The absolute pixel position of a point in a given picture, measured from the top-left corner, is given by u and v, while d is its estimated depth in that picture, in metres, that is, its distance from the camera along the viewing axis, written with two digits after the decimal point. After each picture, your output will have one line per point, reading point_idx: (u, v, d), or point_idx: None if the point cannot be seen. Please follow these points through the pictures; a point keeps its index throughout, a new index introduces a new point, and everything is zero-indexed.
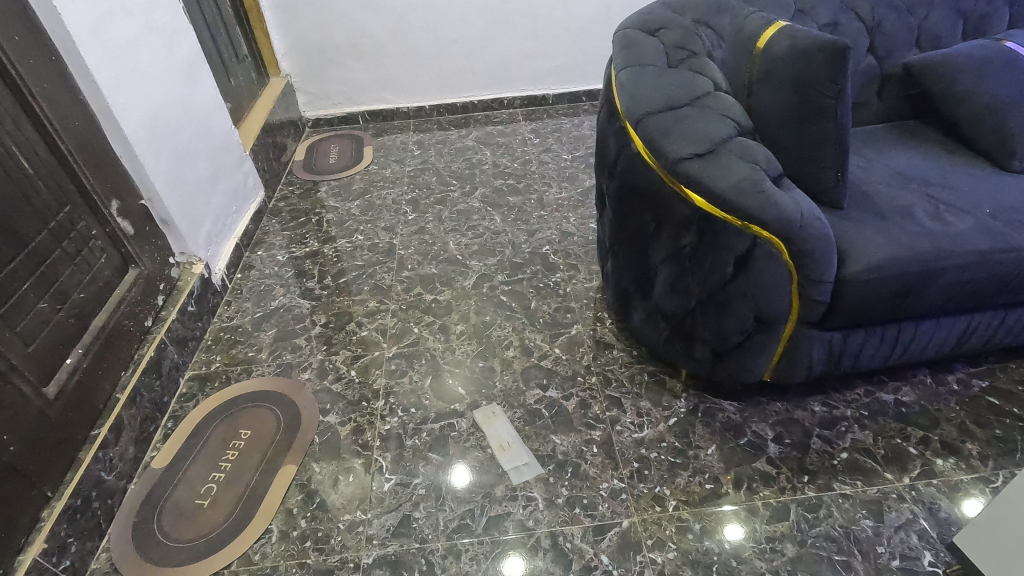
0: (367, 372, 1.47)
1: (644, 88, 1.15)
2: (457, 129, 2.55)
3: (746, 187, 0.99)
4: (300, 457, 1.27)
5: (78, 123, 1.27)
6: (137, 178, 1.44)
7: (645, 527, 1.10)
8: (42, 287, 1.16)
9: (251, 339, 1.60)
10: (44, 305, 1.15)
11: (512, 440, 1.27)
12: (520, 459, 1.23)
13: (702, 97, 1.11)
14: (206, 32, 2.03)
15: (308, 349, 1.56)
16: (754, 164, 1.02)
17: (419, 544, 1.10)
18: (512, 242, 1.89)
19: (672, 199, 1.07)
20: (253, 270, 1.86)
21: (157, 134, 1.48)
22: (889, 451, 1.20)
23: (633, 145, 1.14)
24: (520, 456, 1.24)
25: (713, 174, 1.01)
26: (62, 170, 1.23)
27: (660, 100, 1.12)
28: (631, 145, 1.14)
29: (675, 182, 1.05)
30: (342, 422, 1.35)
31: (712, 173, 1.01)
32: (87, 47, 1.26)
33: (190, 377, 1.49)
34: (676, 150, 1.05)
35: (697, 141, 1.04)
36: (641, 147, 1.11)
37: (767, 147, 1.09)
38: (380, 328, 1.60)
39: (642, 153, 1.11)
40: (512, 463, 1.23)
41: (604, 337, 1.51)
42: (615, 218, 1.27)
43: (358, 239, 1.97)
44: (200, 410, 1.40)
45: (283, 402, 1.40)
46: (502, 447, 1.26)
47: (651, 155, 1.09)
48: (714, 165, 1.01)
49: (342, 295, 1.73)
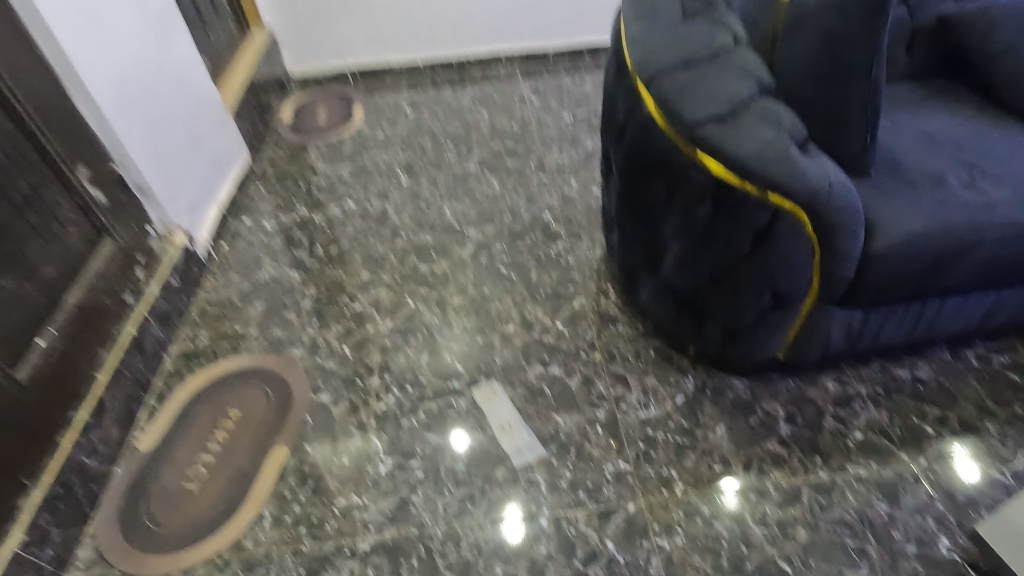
0: (361, 348, 1.41)
1: (657, 43, 1.04)
2: (452, 88, 2.41)
3: (770, 155, 0.90)
4: (292, 439, 1.22)
5: (37, 83, 1.16)
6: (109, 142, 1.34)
7: (652, 511, 1.06)
8: (6, 264, 1.08)
9: (239, 313, 1.53)
10: (10, 284, 1.08)
11: (513, 421, 1.22)
12: (522, 442, 1.18)
13: (721, 52, 1.01)
14: None
15: (298, 324, 1.48)
16: (779, 129, 0.93)
17: (418, 530, 1.06)
18: (511, 209, 1.80)
19: (687, 167, 0.99)
20: (240, 239, 1.77)
21: (128, 93, 1.37)
22: (905, 431, 1.15)
23: (644, 106, 1.04)
24: (522, 439, 1.19)
25: (732, 140, 0.92)
26: (23, 138, 1.13)
27: (675, 56, 1.02)
28: (641, 107, 1.05)
29: (690, 148, 0.96)
30: (335, 401, 1.29)
31: (731, 139, 0.92)
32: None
33: (176, 353, 1.42)
34: (692, 112, 0.95)
35: (715, 103, 0.95)
36: (653, 110, 1.01)
37: (791, 108, 1.00)
38: (374, 301, 1.53)
39: (654, 115, 1.02)
40: (515, 446, 1.18)
41: (607, 310, 1.44)
42: (621, 187, 1.18)
43: (350, 205, 1.87)
44: (187, 388, 1.34)
45: (274, 379, 1.35)
46: (504, 429, 1.21)
47: (664, 118, 0.99)
48: (734, 130, 0.92)
49: (333, 266, 1.65)
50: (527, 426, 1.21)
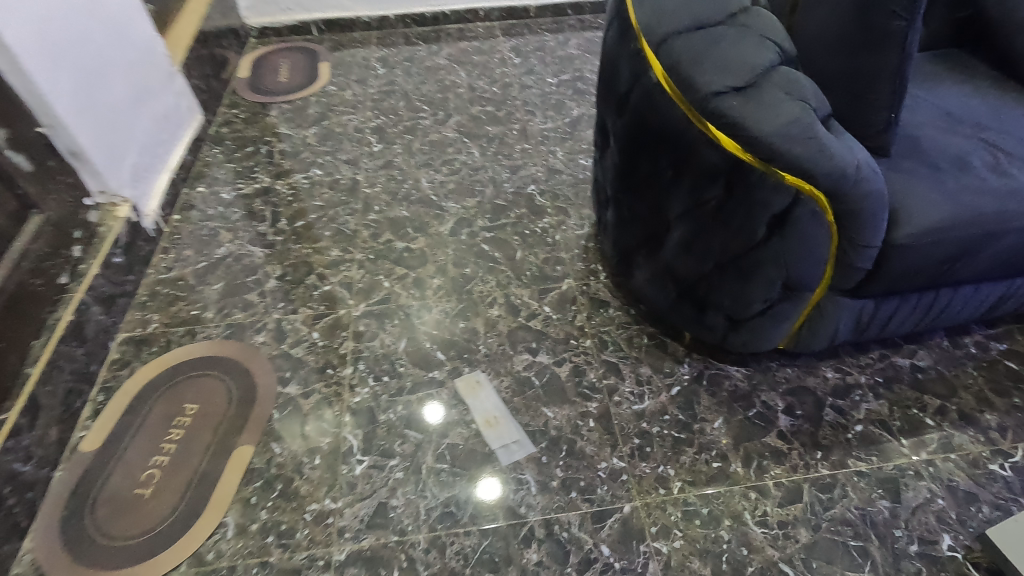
0: (333, 334, 1.29)
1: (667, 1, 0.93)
2: (426, 45, 2.23)
3: (795, 132, 0.81)
4: (258, 436, 1.11)
5: None
6: (29, 99, 1.16)
7: (648, 512, 1.00)
8: None
9: (194, 294, 1.38)
10: None
11: (501, 414, 1.14)
12: (511, 438, 1.10)
13: (739, 13, 0.90)
14: None
15: (262, 307, 1.35)
16: (803, 102, 0.83)
17: (398, 537, 0.98)
18: (493, 180, 1.68)
19: (699, 144, 0.88)
20: (194, 210, 1.61)
21: (53, 41, 1.17)
22: (906, 423, 1.11)
23: (652, 73, 0.93)
24: (511, 434, 1.11)
25: (753, 115, 0.82)
26: None
27: (687, 17, 0.90)
28: (648, 73, 0.93)
29: (705, 123, 0.86)
30: (305, 394, 1.18)
31: (752, 113, 0.82)
32: None
33: (123, 340, 1.28)
34: (710, 81, 0.85)
35: (734, 71, 0.84)
36: (663, 78, 0.90)
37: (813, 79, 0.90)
38: (345, 281, 1.41)
39: (664, 84, 0.90)
40: (503, 442, 1.10)
41: (598, 294, 1.36)
42: (621, 162, 1.07)
43: (316, 174, 1.72)
44: (137, 380, 1.21)
45: (236, 369, 1.22)
46: (491, 424, 1.12)
47: (675, 88, 0.88)
48: (754, 103, 0.82)
49: (299, 241, 1.52)
50: (515, 420, 1.13)
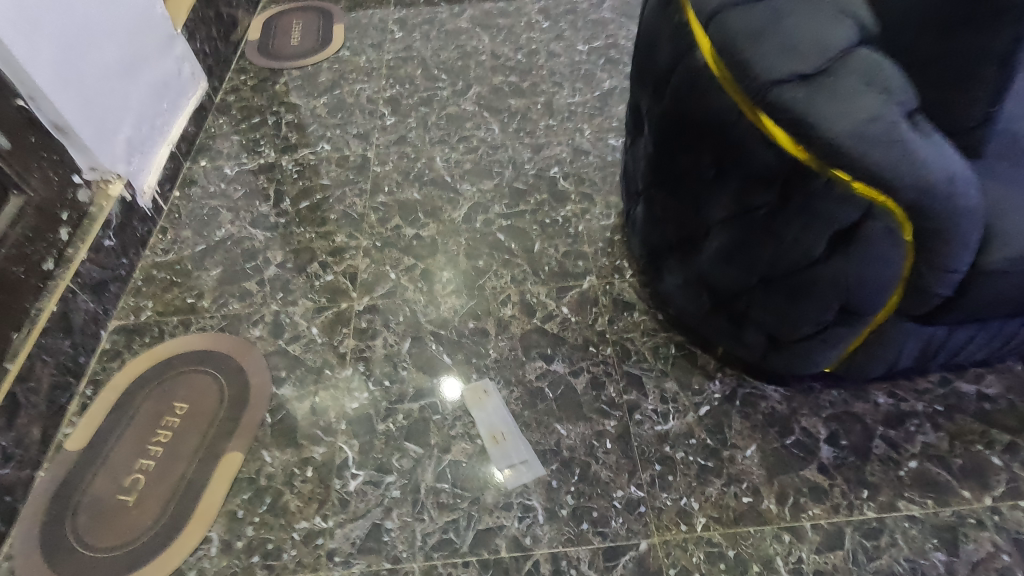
0: (332, 331, 1.20)
1: None
2: (448, 4, 2.05)
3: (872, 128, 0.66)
4: (248, 442, 1.04)
5: None
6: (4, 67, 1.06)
7: (667, 552, 0.90)
8: None
9: (191, 280, 1.30)
10: None
11: (508, 431, 1.04)
12: (518, 458, 1.01)
13: None
14: None
15: (259, 297, 1.27)
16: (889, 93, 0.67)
17: (391, 565, 0.91)
18: (513, 160, 1.54)
19: (752, 141, 0.74)
20: (195, 187, 1.52)
21: (28, 0, 1.06)
22: (968, 461, 0.97)
23: (699, 52, 0.78)
24: (518, 454, 1.01)
25: (823, 109, 0.67)
26: None
27: None
28: (695, 51, 0.79)
29: (761, 116, 0.72)
30: (299, 397, 1.10)
31: (821, 107, 0.67)
32: None
33: (115, 329, 1.21)
34: (771, 65, 0.70)
35: (802, 52, 0.69)
36: (713, 58, 0.75)
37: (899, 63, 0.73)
38: (349, 271, 1.31)
39: (713, 65, 0.76)
40: (510, 463, 1.00)
41: (622, 295, 1.23)
42: (656, 154, 0.93)
43: (324, 149, 1.60)
44: (126, 373, 1.14)
45: (229, 366, 1.15)
46: (497, 441, 1.03)
47: (728, 72, 0.74)
48: (826, 94, 0.67)
49: (302, 224, 1.42)
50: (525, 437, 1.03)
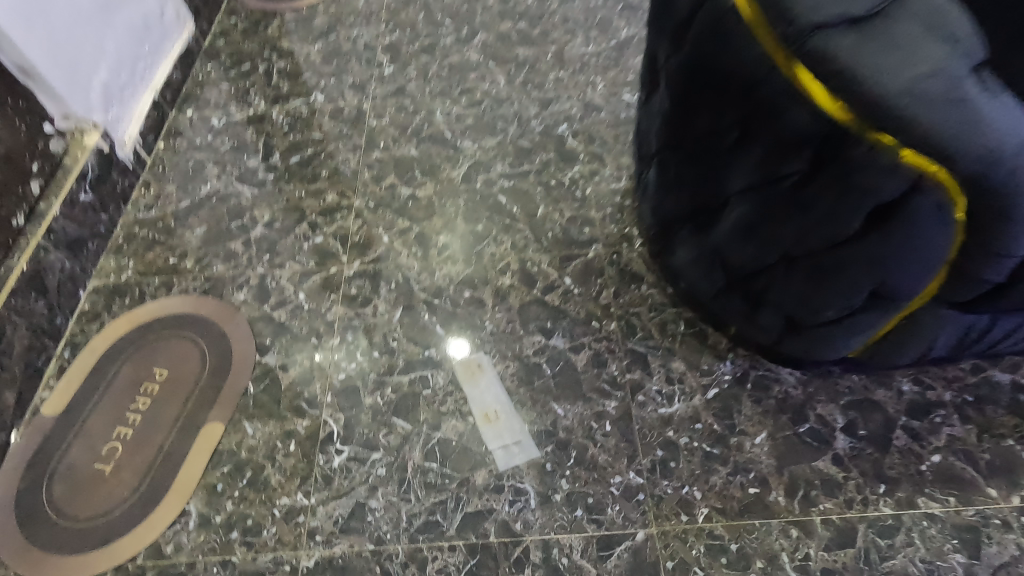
0: (320, 297, 1.14)
1: None
2: None
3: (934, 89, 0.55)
4: (229, 413, 1.00)
5: None
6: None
7: (665, 543, 0.85)
8: None
9: (174, 239, 1.24)
10: None
11: (502, 408, 0.98)
12: (512, 438, 0.95)
13: None
14: None
15: (245, 259, 1.20)
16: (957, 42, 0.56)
17: (374, 547, 0.87)
18: (519, 116, 1.43)
19: (785, 100, 0.64)
20: (181, 138, 1.43)
21: None
22: (997, 457, 0.90)
23: None
24: (512, 433, 0.96)
25: (875, 62, 0.56)
26: None
27: None
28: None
29: (798, 69, 0.61)
30: (284, 366, 1.05)
31: (873, 58, 0.56)
32: None
33: (95, 290, 1.16)
34: (815, 4, 0.59)
35: None
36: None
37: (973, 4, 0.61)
38: (339, 233, 1.23)
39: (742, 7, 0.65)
40: (503, 443, 0.95)
41: (629, 266, 1.15)
42: (672, 113, 0.83)
43: (317, 100, 1.50)
44: (105, 336, 1.09)
45: (211, 332, 1.09)
46: (490, 419, 0.97)
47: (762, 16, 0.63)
48: (879, 43, 0.56)
49: (292, 181, 1.33)
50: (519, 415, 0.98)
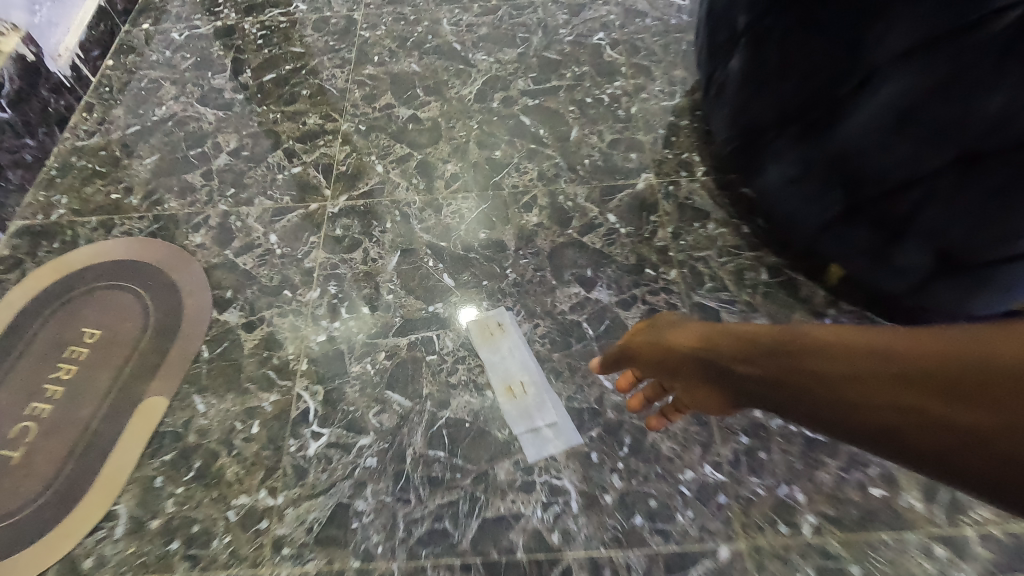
0: (297, 240, 0.89)
1: None
2: None
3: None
4: (175, 385, 0.77)
5: None
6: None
7: (760, 564, 0.62)
8: None
9: (118, 170, 1.00)
10: None
11: (529, 380, 0.75)
12: (543, 418, 0.72)
13: None
14: None
15: (204, 194, 0.96)
16: None
17: (360, 564, 0.65)
18: (544, 24, 1.16)
19: None
20: (133, 53, 1.18)
21: None
22: None
23: None
24: (544, 412, 0.72)
25: None
26: None
27: None
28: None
29: None
30: (248, 325, 0.81)
31: None
32: None
33: (18, 231, 0.93)
34: None
35: None
36: None
37: None
38: (322, 163, 0.98)
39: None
40: (531, 425, 0.71)
41: (691, 200, 0.90)
42: None
43: (298, 8, 1.23)
44: (26, 287, 0.86)
45: (158, 282, 0.86)
46: (513, 393, 0.74)
47: None
48: None
49: (265, 101, 1.08)
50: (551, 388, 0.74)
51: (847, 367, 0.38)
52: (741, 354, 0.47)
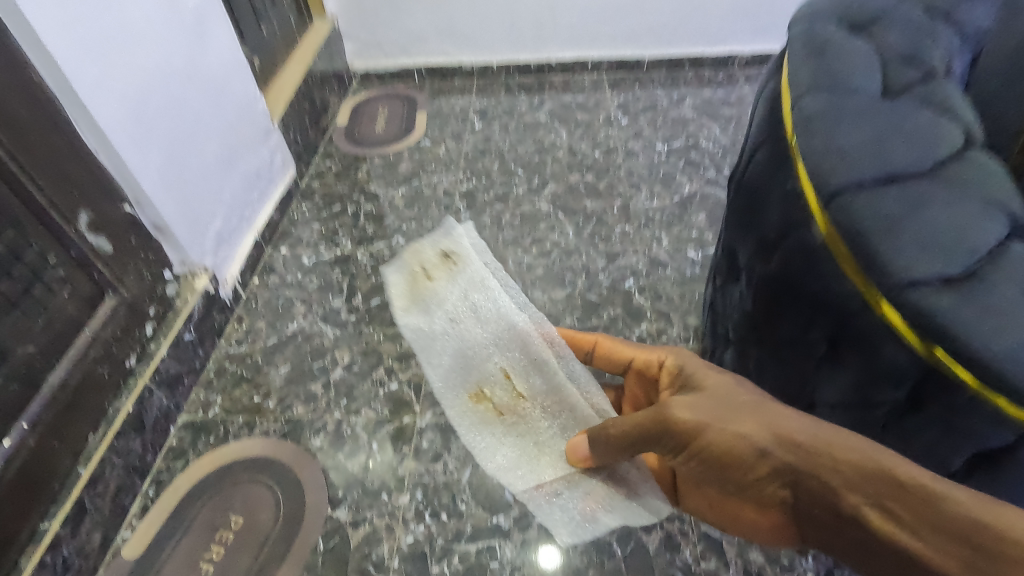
0: (393, 448, 1.16)
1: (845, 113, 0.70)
2: (527, 96, 2.16)
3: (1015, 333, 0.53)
4: (298, 570, 1.02)
5: (32, 130, 0.95)
6: (92, 139, 1.05)
7: None
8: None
9: (259, 377, 1.31)
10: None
11: (518, 371, 1.08)
12: (538, 439, 1.03)
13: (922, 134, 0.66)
14: None
15: (324, 401, 1.26)
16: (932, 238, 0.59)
17: None
18: (587, 268, 1.52)
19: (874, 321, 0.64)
20: (274, 275, 1.56)
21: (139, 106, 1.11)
22: None
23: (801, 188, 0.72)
24: (461, 369, 1.13)
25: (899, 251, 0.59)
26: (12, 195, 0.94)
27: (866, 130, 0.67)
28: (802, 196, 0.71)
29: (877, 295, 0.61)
30: (354, 523, 1.07)
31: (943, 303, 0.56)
32: (43, 18, 0.92)
33: (183, 425, 1.23)
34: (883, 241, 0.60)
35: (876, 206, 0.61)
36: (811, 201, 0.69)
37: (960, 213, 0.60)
38: (414, 380, 1.28)
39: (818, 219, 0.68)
40: (449, 371, 1.15)
41: None
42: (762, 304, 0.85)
43: (399, 243, 1.63)
44: (189, 476, 1.14)
45: (288, 479, 1.13)
46: (493, 389, 1.09)
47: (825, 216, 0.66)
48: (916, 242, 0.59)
49: (371, 323, 1.41)
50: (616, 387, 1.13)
51: (918, 508, 0.59)
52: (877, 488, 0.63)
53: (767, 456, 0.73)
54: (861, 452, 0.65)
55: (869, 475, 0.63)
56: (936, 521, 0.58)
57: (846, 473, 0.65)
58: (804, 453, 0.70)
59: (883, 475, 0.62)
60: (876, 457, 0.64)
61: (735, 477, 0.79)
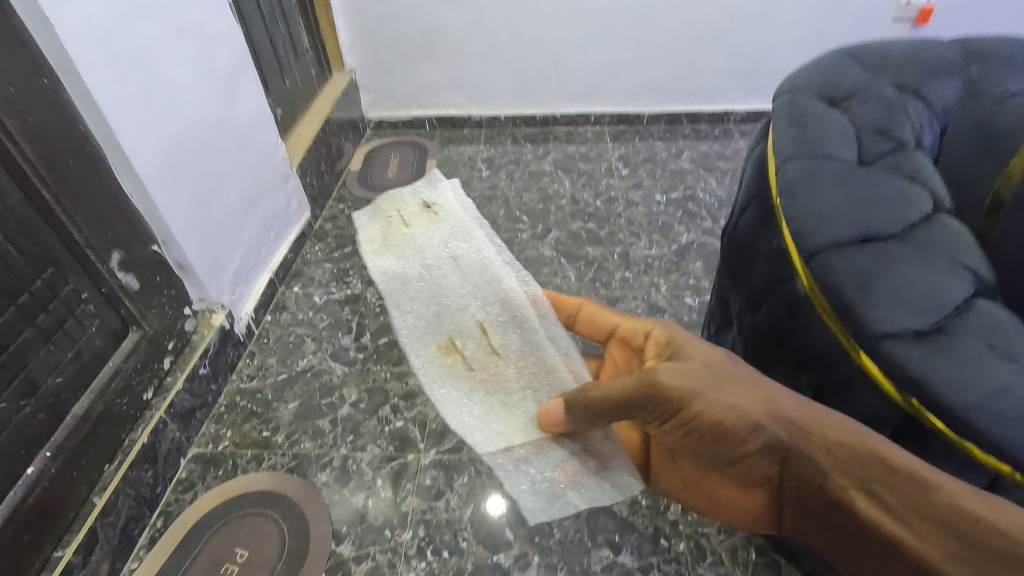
0: (396, 485, 1.19)
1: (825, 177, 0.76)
2: (533, 145, 2.27)
3: (982, 383, 0.57)
4: None
5: (78, 177, 1.03)
6: (129, 185, 1.13)
7: None
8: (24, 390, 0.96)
9: (269, 412, 1.35)
10: (26, 411, 0.96)
11: (493, 325, 1.16)
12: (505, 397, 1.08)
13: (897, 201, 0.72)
14: (269, 49, 1.81)
15: (331, 437, 1.29)
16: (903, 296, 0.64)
17: None
18: None
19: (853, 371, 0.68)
20: (286, 312, 1.62)
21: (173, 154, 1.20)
22: None
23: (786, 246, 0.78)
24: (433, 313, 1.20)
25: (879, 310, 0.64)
26: (53, 236, 1.01)
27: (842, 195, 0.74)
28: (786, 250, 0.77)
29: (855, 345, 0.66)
30: (357, 558, 1.09)
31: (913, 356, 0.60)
32: (97, 77, 1.01)
33: (193, 458, 1.26)
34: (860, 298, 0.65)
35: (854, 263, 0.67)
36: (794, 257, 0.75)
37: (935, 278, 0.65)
38: (419, 419, 1.31)
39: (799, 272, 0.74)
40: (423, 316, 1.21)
41: None
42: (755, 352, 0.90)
43: None
44: (196, 509, 1.17)
45: (294, 513, 1.15)
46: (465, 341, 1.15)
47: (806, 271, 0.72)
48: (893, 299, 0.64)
49: (379, 361, 1.46)
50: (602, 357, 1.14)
51: (895, 483, 0.61)
52: (861, 458, 0.64)
53: (761, 429, 0.74)
54: (853, 433, 0.66)
55: (852, 449, 0.65)
56: (904, 495, 0.61)
57: (830, 446, 0.67)
58: (796, 429, 0.71)
59: (869, 453, 0.64)
60: (859, 437, 0.65)
61: (727, 450, 0.82)
